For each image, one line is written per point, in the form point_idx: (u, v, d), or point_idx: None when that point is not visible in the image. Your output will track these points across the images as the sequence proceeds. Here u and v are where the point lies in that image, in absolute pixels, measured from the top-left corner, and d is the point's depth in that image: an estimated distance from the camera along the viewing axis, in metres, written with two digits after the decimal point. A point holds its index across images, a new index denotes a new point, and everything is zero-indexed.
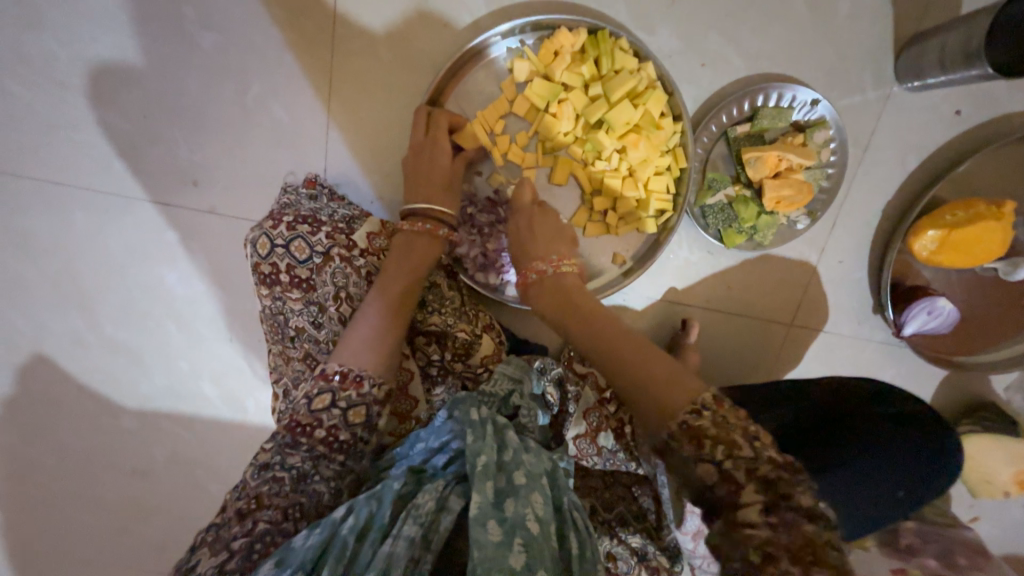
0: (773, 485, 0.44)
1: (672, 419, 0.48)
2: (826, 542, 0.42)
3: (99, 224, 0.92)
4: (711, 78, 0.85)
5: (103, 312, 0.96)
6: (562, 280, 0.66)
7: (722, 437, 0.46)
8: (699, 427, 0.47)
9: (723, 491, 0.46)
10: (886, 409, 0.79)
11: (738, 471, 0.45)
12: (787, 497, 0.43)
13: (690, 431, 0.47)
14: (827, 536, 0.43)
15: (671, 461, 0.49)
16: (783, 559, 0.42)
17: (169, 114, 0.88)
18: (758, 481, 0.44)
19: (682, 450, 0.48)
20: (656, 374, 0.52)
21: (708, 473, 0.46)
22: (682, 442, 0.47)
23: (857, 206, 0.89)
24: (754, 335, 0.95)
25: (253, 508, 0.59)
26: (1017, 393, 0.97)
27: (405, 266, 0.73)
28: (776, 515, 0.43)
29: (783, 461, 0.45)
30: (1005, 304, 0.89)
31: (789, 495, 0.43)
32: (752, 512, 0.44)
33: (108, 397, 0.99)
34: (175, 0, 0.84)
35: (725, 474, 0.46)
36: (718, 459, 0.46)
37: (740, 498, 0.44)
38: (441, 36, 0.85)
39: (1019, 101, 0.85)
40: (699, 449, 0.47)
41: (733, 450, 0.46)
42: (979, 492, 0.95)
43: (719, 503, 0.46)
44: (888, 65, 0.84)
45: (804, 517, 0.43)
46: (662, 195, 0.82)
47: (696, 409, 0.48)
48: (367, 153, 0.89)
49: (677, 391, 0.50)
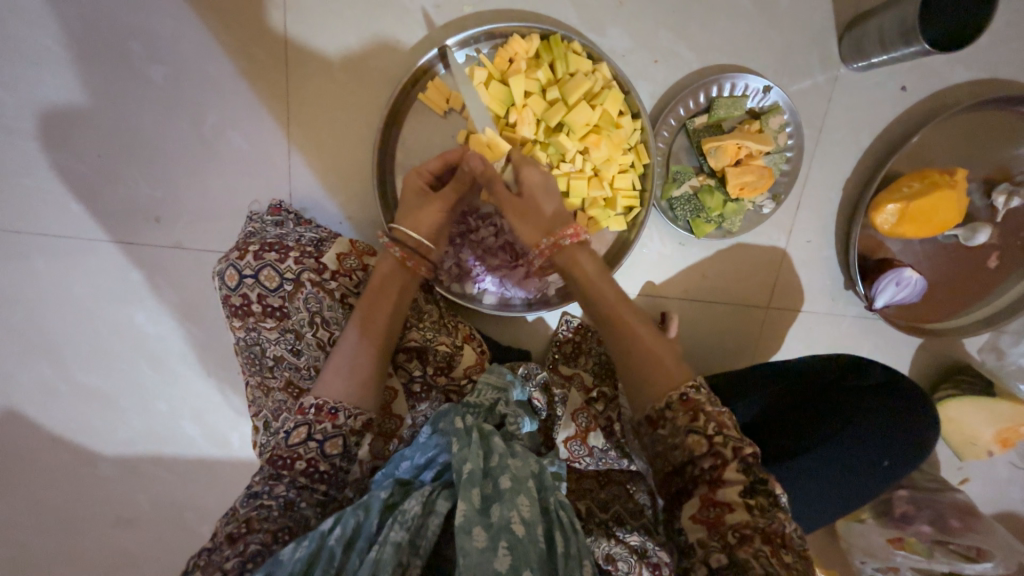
0: (727, 430, 0.54)
1: (677, 391, 0.57)
2: (750, 463, 0.52)
3: (60, 270, 0.90)
4: (666, 73, 0.87)
5: (73, 359, 0.93)
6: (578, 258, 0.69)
7: (717, 418, 0.54)
8: (697, 402, 0.56)
9: (709, 466, 0.53)
10: (863, 382, 0.80)
11: (727, 449, 0.53)
12: (721, 431, 0.54)
13: (688, 403, 0.56)
14: (752, 459, 0.53)
15: (662, 428, 0.57)
16: (756, 538, 0.49)
17: (124, 152, 0.86)
18: (740, 462, 0.52)
19: (677, 420, 0.56)
20: (663, 361, 0.61)
21: (700, 443, 0.54)
22: (678, 412, 0.56)
23: (818, 186, 0.91)
24: (734, 320, 0.96)
25: (244, 531, 0.57)
26: (991, 353, 0.99)
27: (380, 293, 0.71)
28: (754, 499, 0.51)
29: (757, 451, 0.53)
30: (968, 268, 0.92)
31: (765, 480, 0.51)
32: (732, 492, 0.51)
33: (86, 446, 0.96)
34: (119, 35, 0.82)
35: (714, 447, 0.53)
36: (710, 433, 0.54)
37: (724, 474, 0.52)
38: (395, 53, 0.85)
39: (961, 74, 0.88)
40: (694, 420, 0.55)
41: (724, 429, 0.54)
42: (965, 454, 0.97)
43: (704, 478, 0.53)
44: (834, 48, 0.87)
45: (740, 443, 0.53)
46: (629, 192, 0.83)
47: (694, 385, 0.57)
48: (331, 174, 0.88)
49: (674, 373, 0.59)
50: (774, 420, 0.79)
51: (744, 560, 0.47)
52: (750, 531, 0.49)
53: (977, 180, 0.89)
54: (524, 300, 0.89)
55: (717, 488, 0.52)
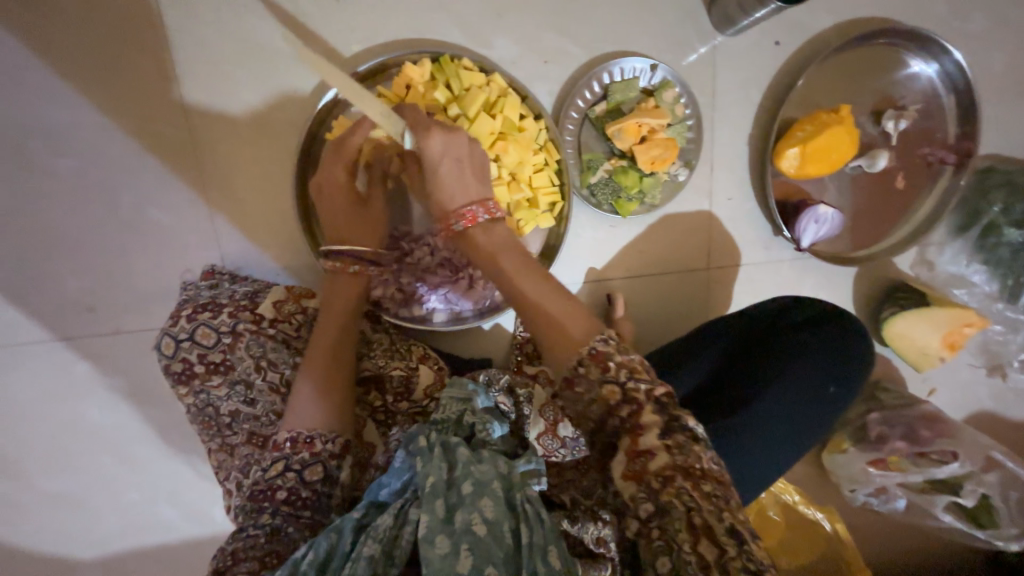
0: (636, 373, 0.52)
1: (582, 348, 0.55)
2: (668, 400, 0.52)
3: (1, 382, 0.88)
4: (559, 71, 0.91)
5: (30, 470, 0.90)
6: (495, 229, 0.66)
7: (628, 364, 0.53)
8: (607, 353, 0.53)
9: (626, 414, 0.52)
10: (799, 318, 0.84)
11: (639, 392, 0.51)
12: (631, 376, 0.52)
13: (598, 357, 0.54)
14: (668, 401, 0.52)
15: (578, 387, 0.54)
16: (677, 477, 0.48)
17: (45, 250, 0.86)
18: (654, 403, 0.52)
19: (590, 374, 0.53)
20: (569, 315, 0.58)
21: (613, 393, 0.52)
22: (590, 366, 0.53)
23: (725, 146, 0.96)
24: (680, 286, 1.00)
25: (228, 563, 0.55)
26: (922, 267, 1.05)
27: (328, 315, 0.74)
28: (671, 438, 0.50)
29: (669, 388, 0.53)
30: (881, 192, 0.98)
31: (678, 416, 0.50)
32: (651, 437, 0.50)
33: (65, 555, 0.93)
34: (18, 138, 0.83)
35: (626, 393, 0.52)
36: (621, 380, 0.52)
37: (643, 419, 0.51)
38: (296, 101, 0.87)
39: (824, 21, 0.95)
40: (606, 371, 0.53)
41: (636, 373, 0.52)
42: (920, 365, 1.01)
43: (624, 429, 0.52)
44: (706, 19, 0.93)
45: (654, 383, 0.52)
46: (548, 188, 0.87)
47: (602, 337, 0.55)
48: (258, 228, 0.89)
49: (584, 326, 0.57)
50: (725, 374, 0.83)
51: (667, 501, 0.48)
52: (671, 472, 0.49)
53: (866, 111, 0.95)
54: (474, 310, 0.90)
55: (636, 434, 0.51)
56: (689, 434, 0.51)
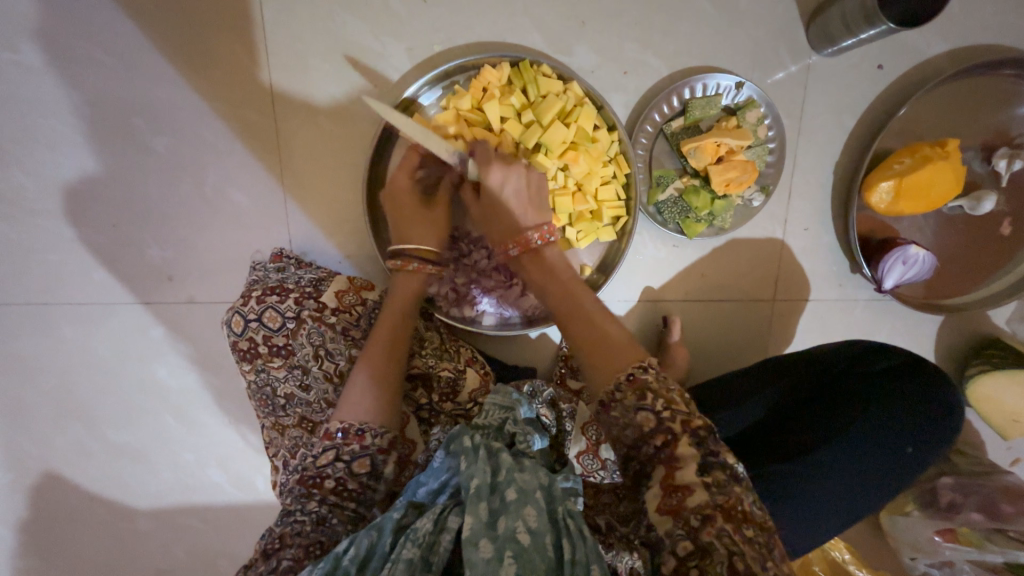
0: (671, 401, 0.51)
1: (622, 373, 0.54)
2: (708, 433, 0.50)
3: (86, 335, 0.95)
4: (637, 82, 0.89)
5: (102, 419, 0.98)
6: (547, 253, 0.67)
7: (663, 395, 0.51)
8: (645, 380, 0.52)
9: (660, 445, 0.51)
10: (875, 367, 0.77)
11: (675, 423, 0.50)
12: (668, 406, 0.50)
13: (636, 383, 0.52)
14: (708, 435, 0.50)
15: (614, 411, 0.53)
16: (717, 517, 0.47)
17: (136, 218, 0.92)
18: (690, 437, 0.50)
19: (626, 400, 0.52)
20: (613, 342, 0.58)
21: (648, 420, 0.51)
22: (626, 392, 0.52)
23: (807, 173, 0.90)
24: (740, 315, 0.95)
25: (277, 546, 0.58)
26: (1020, 324, 0.95)
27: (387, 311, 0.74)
28: (709, 475, 0.49)
29: (709, 422, 0.50)
30: (983, 237, 0.89)
31: (715, 451, 0.49)
32: (689, 473, 0.49)
33: (122, 502, 1.00)
34: (125, 113, 0.89)
35: (660, 421, 0.50)
36: (657, 409, 0.50)
37: (677, 452, 0.50)
38: (375, 97, 0.89)
39: (936, 45, 0.87)
40: (642, 399, 0.51)
41: (672, 404, 0.50)
42: (1009, 433, 0.90)
43: (659, 458, 0.51)
44: (802, 37, 0.87)
45: (693, 416, 0.51)
46: (613, 203, 0.84)
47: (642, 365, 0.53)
48: (326, 216, 0.92)
49: (626, 354, 0.56)
50: (785, 416, 0.77)
51: (707, 542, 0.46)
52: (710, 511, 0.47)
53: (974, 147, 0.87)
54: (523, 317, 0.90)
55: (670, 465, 0.50)
56: (735, 475, 0.49)
